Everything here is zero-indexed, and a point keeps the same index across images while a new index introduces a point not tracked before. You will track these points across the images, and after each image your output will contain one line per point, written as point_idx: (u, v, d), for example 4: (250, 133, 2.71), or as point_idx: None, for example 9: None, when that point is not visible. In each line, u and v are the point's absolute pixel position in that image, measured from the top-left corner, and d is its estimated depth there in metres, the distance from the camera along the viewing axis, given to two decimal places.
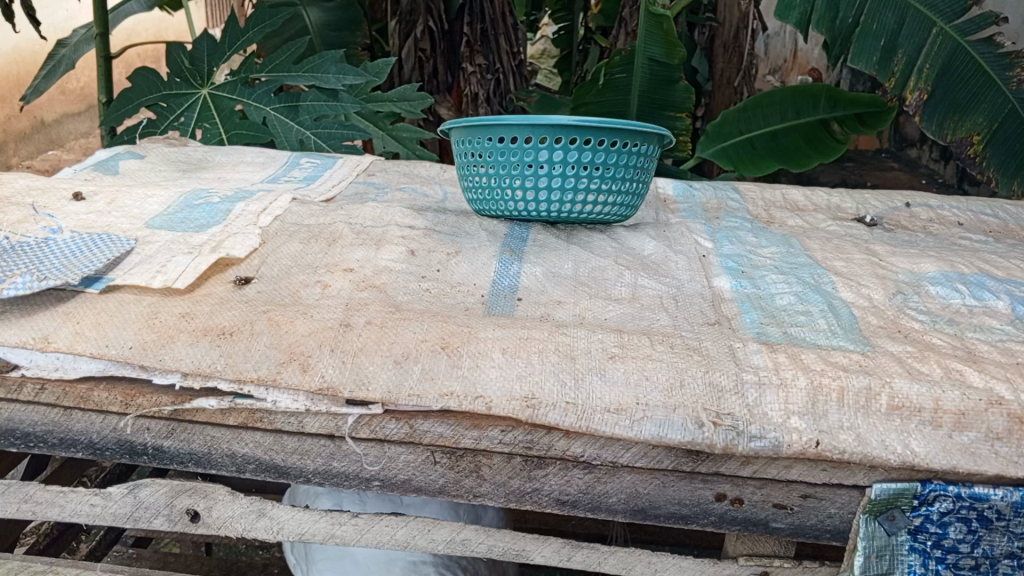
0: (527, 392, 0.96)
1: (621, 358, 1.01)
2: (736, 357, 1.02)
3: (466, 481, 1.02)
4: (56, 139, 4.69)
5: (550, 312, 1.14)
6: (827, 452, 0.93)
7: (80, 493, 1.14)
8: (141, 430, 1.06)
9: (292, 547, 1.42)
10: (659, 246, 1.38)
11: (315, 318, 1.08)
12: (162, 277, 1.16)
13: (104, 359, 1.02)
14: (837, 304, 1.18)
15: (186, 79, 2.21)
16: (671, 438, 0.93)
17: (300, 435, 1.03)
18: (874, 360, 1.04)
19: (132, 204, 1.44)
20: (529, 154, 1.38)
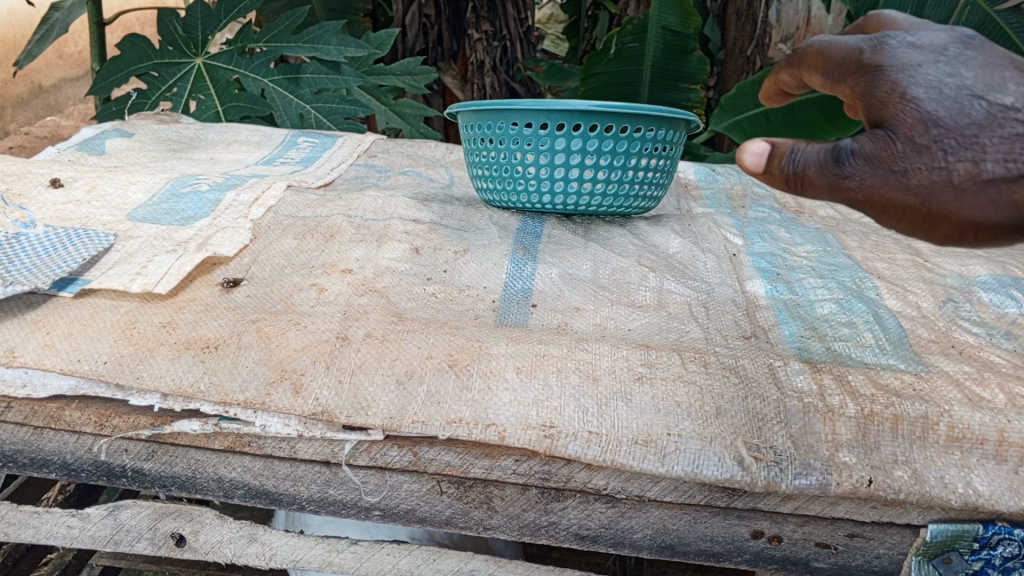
0: (545, 420, 0.86)
1: (649, 380, 0.91)
2: (777, 380, 0.92)
3: (476, 513, 0.93)
4: (54, 105, 4.53)
5: (568, 321, 1.04)
6: (881, 491, 0.83)
7: (55, 514, 1.05)
8: (118, 452, 0.96)
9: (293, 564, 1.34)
10: (685, 243, 1.27)
11: (309, 329, 0.97)
12: (142, 280, 1.05)
13: (75, 376, 0.92)
14: (884, 314, 1.07)
15: (179, 47, 2.05)
16: (706, 474, 0.84)
17: (292, 461, 0.93)
18: (929, 383, 0.93)
19: (114, 192, 1.33)
20: (542, 141, 1.26)
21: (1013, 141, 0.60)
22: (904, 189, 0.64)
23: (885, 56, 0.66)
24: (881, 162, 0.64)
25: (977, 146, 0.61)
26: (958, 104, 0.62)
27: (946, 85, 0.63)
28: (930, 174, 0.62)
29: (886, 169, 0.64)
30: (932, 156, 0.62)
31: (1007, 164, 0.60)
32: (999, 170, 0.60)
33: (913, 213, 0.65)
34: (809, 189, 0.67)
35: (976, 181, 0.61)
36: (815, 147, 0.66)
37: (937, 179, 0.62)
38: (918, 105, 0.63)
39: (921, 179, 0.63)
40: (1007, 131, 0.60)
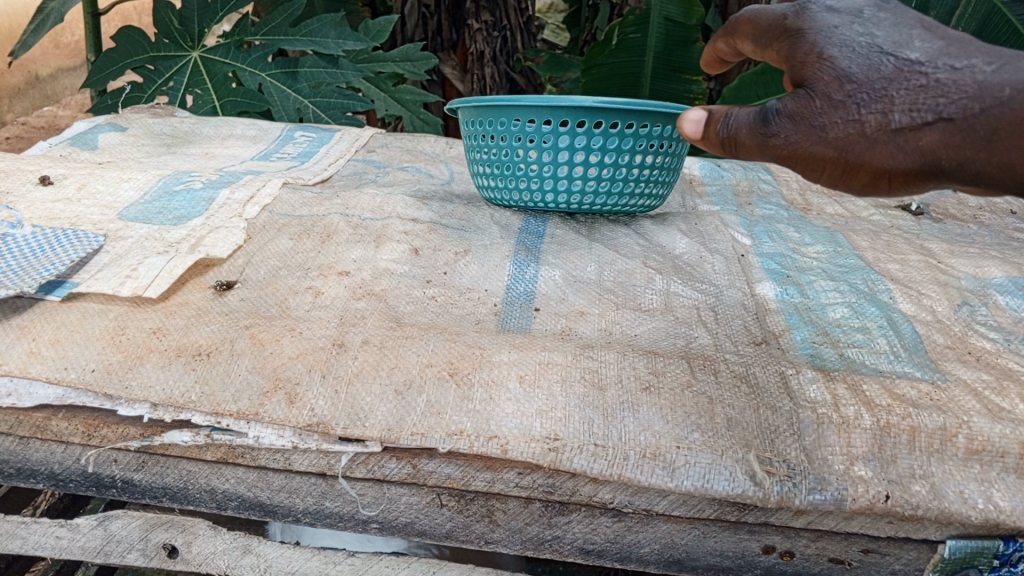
0: (549, 432, 0.83)
1: (657, 390, 0.88)
2: (790, 391, 0.89)
3: (477, 526, 0.90)
4: (51, 95, 4.46)
5: (572, 326, 1.00)
6: (898, 508, 0.80)
7: (43, 525, 1.02)
8: (107, 462, 0.92)
9: None
10: (692, 243, 1.23)
11: (304, 336, 0.94)
12: (131, 283, 1.02)
13: (62, 385, 0.89)
14: (898, 318, 1.04)
15: (175, 40, 2.00)
16: (717, 489, 0.81)
17: (287, 473, 0.90)
18: (946, 393, 0.90)
19: (104, 190, 1.29)
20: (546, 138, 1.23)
21: (920, 93, 0.66)
22: (824, 142, 0.70)
23: (807, 20, 0.73)
24: (802, 120, 0.71)
25: (887, 99, 0.67)
26: (871, 60, 0.68)
27: (860, 44, 0.69)
28: (846, 127, 0.69)
29: (807, 125, 0.71)
30: (848, 110, 0.69)
31: (915, 115, 0.67)
32: (907, 121, 0.67)
33: (835, 166, 0.71)
34: (742, 148, 0.77)
35: (887, 132, 0.68)
36: (745, 113, 0.76)
37: (853, 132, 0.69)
38: (834, 63, 0.69)
39: (840, 132, 0.69)
40: (914, 84, 0.67)
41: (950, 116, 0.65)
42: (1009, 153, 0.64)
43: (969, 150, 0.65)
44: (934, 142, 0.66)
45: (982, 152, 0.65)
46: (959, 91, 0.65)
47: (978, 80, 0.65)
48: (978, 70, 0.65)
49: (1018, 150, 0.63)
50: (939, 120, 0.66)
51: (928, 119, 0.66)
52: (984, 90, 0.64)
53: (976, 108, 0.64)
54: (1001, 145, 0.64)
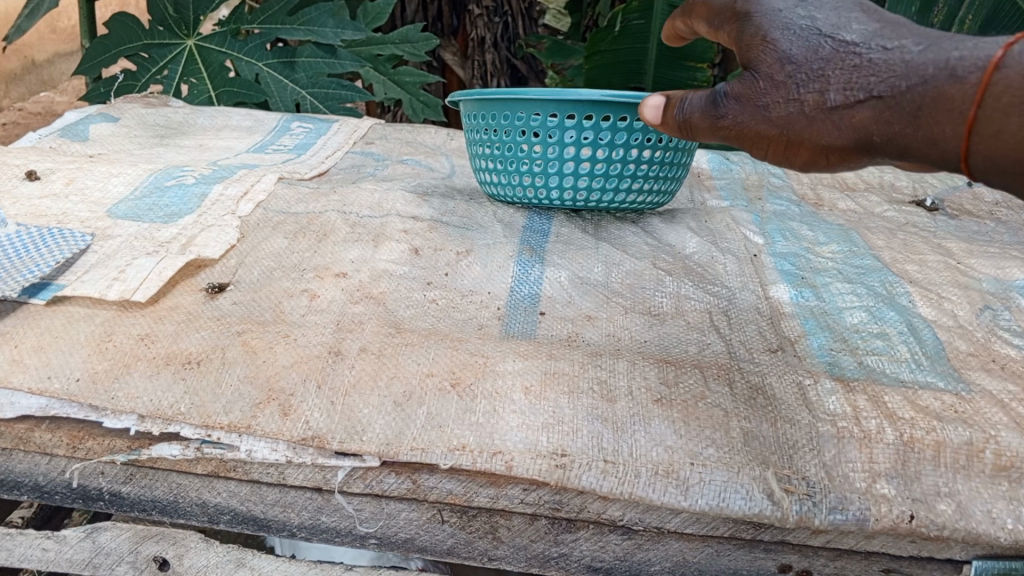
0: (556, 447, 0.79)
1: (668, 402, 0.84)
2: (808, 403, 0.85)
3: (480, 543, 0.86)
4: (48, 81, 4.36)
5: (579, 331, 0.96)
6: (924, 528, 0.76)
7: (29, 537, 0.98)
8: (94, 474, 0.88)
9: None
10: (702, 242, 1.19)
11: (299, 343, 0.90)
12: (119, 286, 0.97)
13: (45, 396, 0.85)
14: (918, 324, 1.00)
15: (169, 27, 1.94)
16: (733, 508, 0.77)
17: (281, 486, 0.86)
18: (971, 405, 0.86)
19: (93, 185, 1.24)
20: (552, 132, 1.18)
21: (853, 71, 0.68)
22: (768, 121, 0.74)
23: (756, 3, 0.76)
24: (748, 100, 0.75)
25: (822, 78, 0.70)
26: (809, 42, 0.71)
27: (800, 26, 0.71)
28: (787, 107, 0.72)
29: (751, 106, 0.75)
30: (788, 90, 0.72)
31: (847, 94, 0.68)
32: (841, 99, 0.69)
33: (778, 143, 0.74)
34: (696, 131, 0.81)
35: (823, 110, 0.70)
36: (699, 96, 0.80)
37: (792, 111, 0.72)
38: (775, 45, 0.72)
39: (781, 111, 0.72)
40: (847, 63, 0.68)
41: (879, 94, 0.67)
42: (934, 127, 0.64)
43: (896, 126, 0.67)
44: (865, 119, 0.68)
45: (909, 128, 0.66)
46: (887, 70, 0.66)
47: (906, 59, 0.66)
48: (907, 50, 0.66)
49: (942, 125, 0.64)
50: (870, 98, 0.67)
51: (860, 97, 0.68)
52: (910, 69, 0.65)
53: (903, 86, 0.65)
54: (926, 120, 0.65)
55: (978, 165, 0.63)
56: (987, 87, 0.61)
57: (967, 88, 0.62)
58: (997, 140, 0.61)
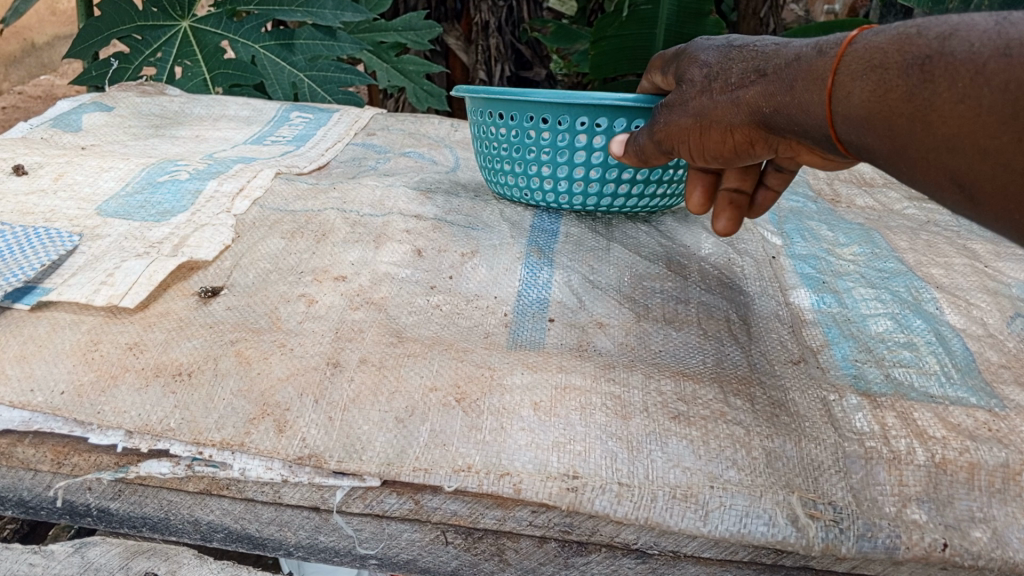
0: (567, 468, 0.74)
1: (686, 419, 0.79)
2: (834, 420, 0.81)
3: (485, 565, 0.82)
4: (48, 62, 4.03)
5: (590, 339, 0.91)
6: (958, 558, 0.72)
7: (14, 551, 0.94)
8: (80, 490, 0.84)
9: None
10: (718, 243, 1.14)
11: (296, 354, 0.85)
12: (107, 291, 0.93)
13: (27, 409, 0.80)
14: (946, 333, 0.95)
15: (162, 8, 1.83)
16: (755, 535, 0.72)
17: (276, 505, 0.82)
18: (1006, 423, 0.82)
19: (83, 180, 1.19)
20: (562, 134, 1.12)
21: (747, 62, 0.78)
22: (687, 114, 0.85)
23: (692, 40, 0.91)
24: (677, 105, 0.87)
25: (725, 72, 0.80)
26: (723, 51, 0.83)
27: (719, 42, 0.84)
28: (700, 100, 0.83)
29: (676, 107, 0.87)
30: (703, 86, 0.83)
31: (743, 78, 0.78)
32: (739, 83, 0.78)
33: (696, 133, 0.84)
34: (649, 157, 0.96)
35: (724, 94, 0.80)
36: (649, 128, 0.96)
37: (704, 101, 0.82)
38: (695, 60, 0.86)
39: (696, 103, 0.83)
40: (746, 57, 0.79)
41: (763, 73, 0.75)
42: (803, 95, 0.69)
43: (777, 97, 0.73)
44: (756, 95, 0.76)
45: (786, 96, 0.72)
46: (774, 55, 0.75)
47: (788, 46, 0.74)
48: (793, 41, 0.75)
49: (808, 89, 0.69)
50: (758, 78, 0.76)
51: (750, 80, 0.77)
52: (790, 52, 0.73)
53: (782, 64, 0.73)
54: (799, 87, 0.70)
55: (840, 127, 0.66)
56: (842, 57, 0.65)
57: (827, 60, 0.67)
58: (849, 102, 0.64)
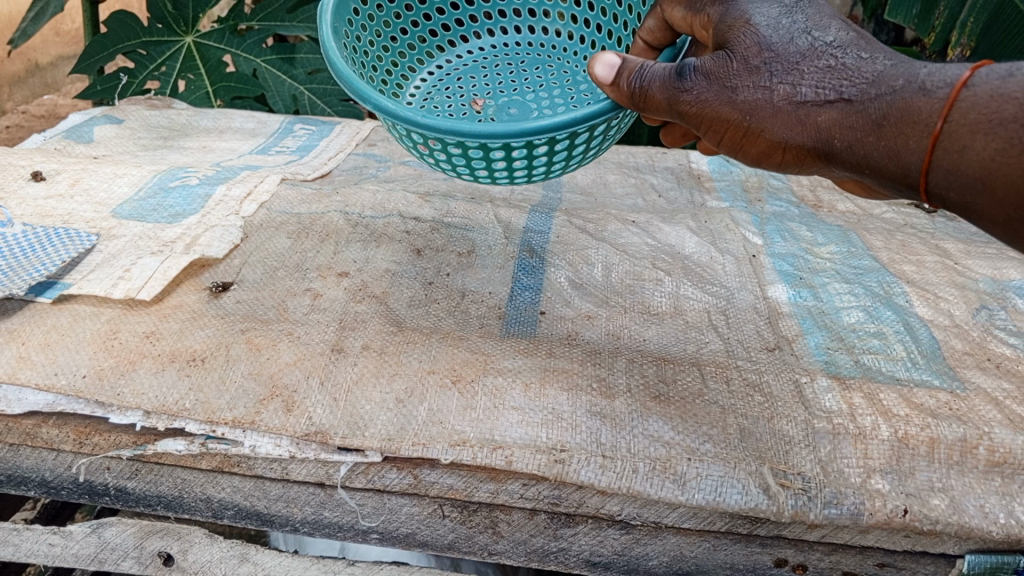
0: (555, 443, 0.80)
1: (666, 399, 0.85)
2: (805, 399, 0.87)
3: (480, 537, 0.87)
4: (51, 83, 3.87)
5: (578, 330, 0.97)
6: (917, 523, 0.77)
7: (36, 532, 0.99)
8: (100, 470, 0.90)
9: None
10: (701, 242, 1.20)
11: (302, 340, 0.91)
12: (124, 284, 0.99)
13: (52, 392, 0.86)
14: (915, 323, 1.01)
15: (168, 25, 1.89)
16: (729, 503, 0.78)
17: (284, 482, 0.87)
18: (966, 402, 0.88)
19: (98, 186, 1.26)
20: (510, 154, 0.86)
21: (826, 71, 0.71)
22: (731, 104, 0.73)
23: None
24: (716, 79, 0.73)
25: (798, 72, 0.71)
26: (790, 35, 0.72)
27: (795, 27, 0.73)
28: (755, 92, 0.72)
29: (719, 85, 0.72)
30: (760, 76, 0.72)
31: (819, 92, 0.70)
32: (811, 96, 0.71)
33: (736, 130, 0.74)
34: (653, 102, 0.75)
35: (791, 103, 0.71)
36: (664, 66, 0.75)
37: (761, 97, 0.72)
38: (756, 30, 0.73)
39: (749, 96, 0.72)
40: (822, 64, 0.71)
41: (849, 97, 0.70)
42: (897, 139, 0.68)
43: (858, 133, 0.70)
44: (829, 121, 0.70)
45: (872, 137, 0.69)
46: (859, 75, 0.70)
47: (877, 69, 0.70)
48: (879, 62, 0.70)
49: (904, 136, 0.67)
50: (840, 100, 0.70)
51: (829, 98, 0.70)
52: (879, 80, 0.69)
53: (872, 93, 0.69)
54: (889, 131, 0.68)
55: (938, 178, 0.66)
56: (954, 104, 0.65)
57: (934, 103, 0.66)
58: (962, 157, 0.64)
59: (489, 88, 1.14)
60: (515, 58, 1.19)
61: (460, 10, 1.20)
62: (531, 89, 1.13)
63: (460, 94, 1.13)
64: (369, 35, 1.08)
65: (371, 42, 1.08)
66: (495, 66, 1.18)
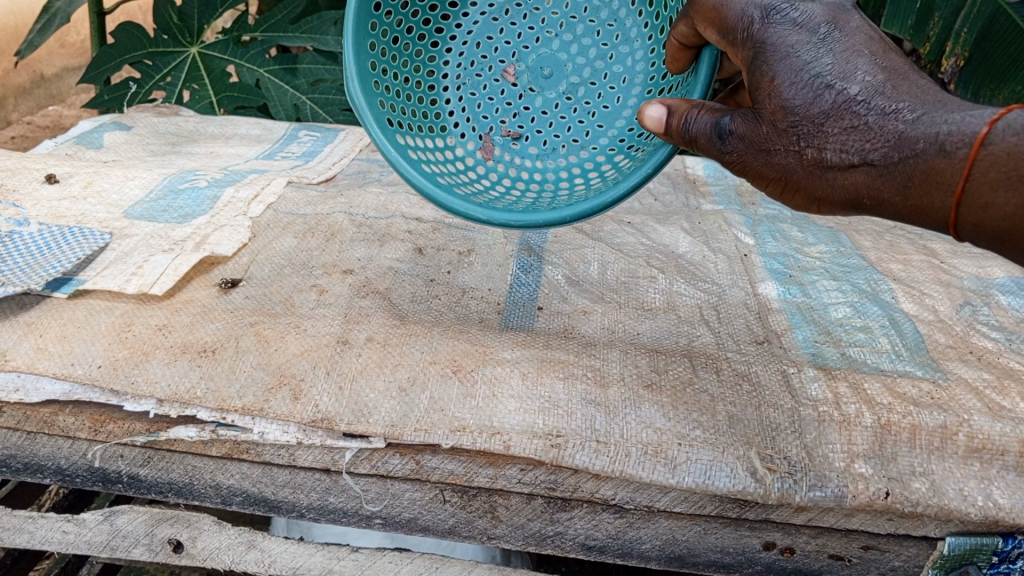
0: (551, 429, 0.84)
1: (658, 387, 0.89)
2: (791, 388, 0.90)
3: (480, 522, 0.90)
4: (56, 94, 3.91)
5: (575, 324, 1.01)
6: (898, 504, 0.80)
7: (50, 519, 1.03)
8: (113, 458, 0.93)
9: None
10: (694, 243, 1.24)
11: (308, 332, 0.95)
12: (137, 280, 1.03)
13: (68, 381, 0.90)
14: (900, 319, 1.05)
15: (174, 36, 1.93)
16: (718, 486, 0.81)
17: (291, 468, 0.90)
18: (947, 391, 0.91)
19: (110, 188, 1.30)
20: (580, 179, 1.02)
21: (848, 133, 0.70)
22: (769, 165, 0.74)
23: (767, 31, 0.73)
24: (752, 142, 0.74)
25: (822, 135, 0.71)
26: (813, 93, 0.71)
27: (820, 82, 0.70)
28: (786, 156, 0.73)
29: (756, 149, 0.74)
30: (790, 139, 0.72)
31: (843, 156, 0.70)
32: (837, 160, 0.71)
33: (775, 186, 0.76)
34: (699, 148, 0.79)
35: (819, 168, 0.72)
36: (705, 118, 0.77)
37: (790, 161, 0.73)
38: (778, 92, 0.72)
39: (781, 159, 0.73)
40: (845, 124, 0.70)
41: (872, 161, 0.69)
42: (923, 198, 0.68)
43: (886, 194, 0.70)
44: (856, 183, 0.71)
45: (899, 197, 0.69)
46: (882, 136, 0.68)
47: (899, 129, 0.68)
48: (902, 117, 0.68)
49: (931, 195, 0.68)
50: (864, 163, 0.70)
51: (853, 162, 0.70)
52: (901, 141, 0.68)
53: (895, 157, 0.68)
54: (914, 192, 0.68)
55: (965, 232, 0.68)
56: (975, 162, 0.65)
57: (955, 163, 0.66)
58: (986, 213, 0.66)
59: (511, 47, 1.14)
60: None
61: None
62: (552, 34, 1.14)
63: (488, 66, 1.13)
64: (388, 69, 1.02)
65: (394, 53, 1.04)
66: (504, 15, 1.14)
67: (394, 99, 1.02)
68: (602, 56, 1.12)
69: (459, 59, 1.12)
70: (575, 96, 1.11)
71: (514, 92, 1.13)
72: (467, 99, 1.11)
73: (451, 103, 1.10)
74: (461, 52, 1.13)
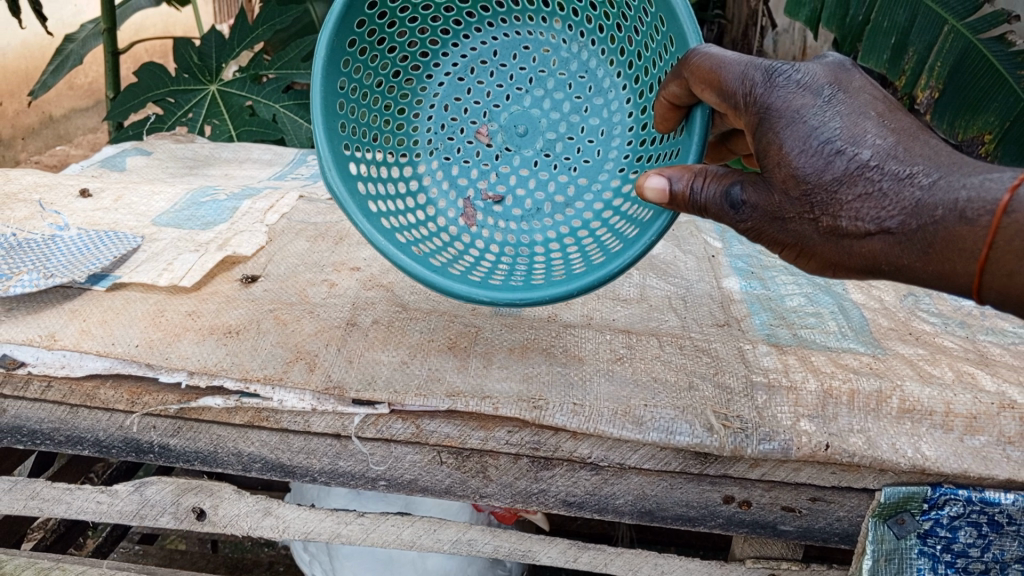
0: (534, 394, 0.95)
1: (628, 360, 1.02)
2: (745, 359, 1.03)
3: (472, 481, 1.02)
4: (63, 134, 4.06)
5: (558, 312, 1.13)
6: (837, 455, 0.91)
7: (86, 491, 1.14)
8: (147, 428, 1.04)
9: (307, 543, 1.37)
10: (668, 247, 1.37)
11: (320, 317, 1.09)
12: (168, 275, 1.16)
13: (110, 357, 1.01)
14: (848, 306, 1.18)
15: (195, 75, 2.09)
16: (679, 440, 0.92)
17: (306, 435, 1.02)
18: (884, 362, 1.04)
19: (139, 201, 1.43)
20: (570, 238, 1.17)
21: (863, 200, 0.75)
22: (785, 232, 0.80)
23: (771, 95, 0.79)
24: (767, 212, 0.79)
25: (837, 203, 0.76)
26: (825, 161, 0.75)
27: (829, 147, 0.75)
28: (801, 224, 0.78)
29: (772, 218, 0.79)
30: (806, 208, 0.77)
31: (859, 225, 0.76)
32: (853, 228, 0.76)
33: (791, 250, 0.81)
34: (710, 215, 0.83)
35: (835, 235, 0.77)
36: (712, 187, 0.81)
37: (806, 227, 0.78)
38: (789, 160, 0.76)
39: (796, 226, 0.79)
40: (859, 193, 0.75)
41: (889, 229, 0.75)
42: (944, 264, 0.75)
43: (906, 258, 0.76)
44: (876, 250, 0.77)
45: (918, 262, 0.76)
46: (902, 207, 0.74)
47: (916, 197, 0.74)
48: (917, 183, 0.74)
49: (952, 261, 0.74)
50: (882, 231, 0.75)
51: (870, 229, 0.76)
52: (920, 210, 0.74)
53: (913, 224, 0.75)
54: (936, 257, 0.75)
55: (988, 295, 0.75)
56: (999, 230, 0.72)
57: (979, 230, 0.72)
58: (1011, 278, 0.73)
59: (481, 107, 1.27)
60: (483, 54, 1.27)
61: (416, 50, 1.24)
62: (522, 90, 1.27)
63: (460, 129, 1.26)
64: (362, 149, 1.14)
65: (364, 133, 1.16)
66: (470, 74, 1.27)
67: (373, 177, 1.14)
68: (575, 109, 1.26)
69: (429, 123, 1.26)
70: (553, 152, 1.25)
71: (489, 152, 1.26)
72: (440, 163, 1.24)
73: (428, 171, 1.23)
74: (430, 116, 1.26)
